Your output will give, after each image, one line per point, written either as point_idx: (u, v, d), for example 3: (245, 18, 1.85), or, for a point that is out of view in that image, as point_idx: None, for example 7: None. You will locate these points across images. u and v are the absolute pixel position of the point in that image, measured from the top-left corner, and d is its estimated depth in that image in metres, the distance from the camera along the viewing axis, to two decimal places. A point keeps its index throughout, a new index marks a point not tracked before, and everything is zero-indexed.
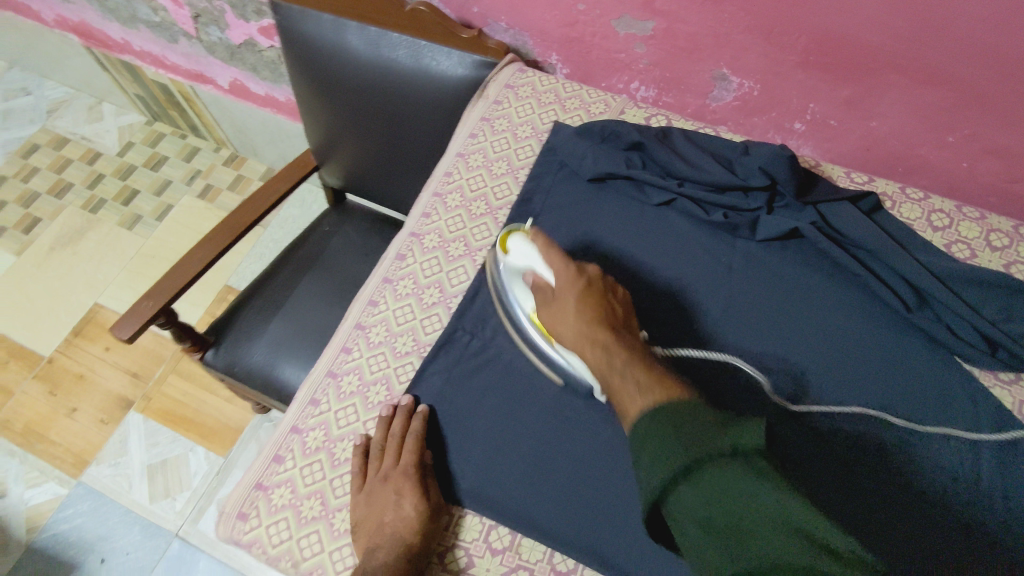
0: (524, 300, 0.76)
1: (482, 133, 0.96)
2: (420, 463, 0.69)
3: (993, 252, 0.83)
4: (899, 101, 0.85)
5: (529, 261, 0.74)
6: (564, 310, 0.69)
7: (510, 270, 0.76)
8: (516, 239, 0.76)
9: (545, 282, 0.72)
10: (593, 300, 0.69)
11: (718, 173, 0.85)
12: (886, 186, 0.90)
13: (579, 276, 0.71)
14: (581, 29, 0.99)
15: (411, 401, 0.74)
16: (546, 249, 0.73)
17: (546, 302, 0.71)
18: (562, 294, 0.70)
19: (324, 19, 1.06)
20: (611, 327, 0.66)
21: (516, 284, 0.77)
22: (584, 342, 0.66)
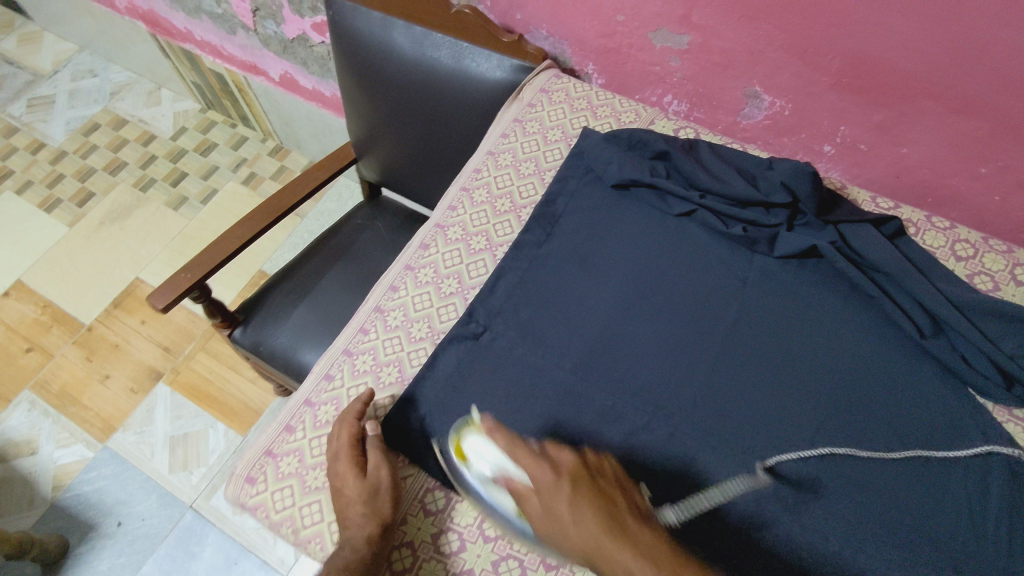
0: (501, 498, 0.63)
1: (513, 134, 0.98)
2: (355, 438, 0.72)
3: (1017, 287, 0.82)
4: (933, 129, 0.85)
5: (501, 462, 0.63)
6: (565, 523, 0.57)
7: (478, 478, 0.65)
8: (469, 438, 0.66)
9: (521, 485, 0.61)
10: (589, 495, 0.58)
11: (740, 187, 0.86)
12: (912, 214, 0.89)
13: (560, 479, 0.60)
14: (618, 40, 1.01)
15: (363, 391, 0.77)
16: (518, 446, 0.63)
17: (531, 515, 0.60)
18: (550, 500, 0.59)
19: (373, 17, 1.10)
20: (616, 523, 0.56)
21: (494, 491, 0.64)
22: (597, 557, 0.55)
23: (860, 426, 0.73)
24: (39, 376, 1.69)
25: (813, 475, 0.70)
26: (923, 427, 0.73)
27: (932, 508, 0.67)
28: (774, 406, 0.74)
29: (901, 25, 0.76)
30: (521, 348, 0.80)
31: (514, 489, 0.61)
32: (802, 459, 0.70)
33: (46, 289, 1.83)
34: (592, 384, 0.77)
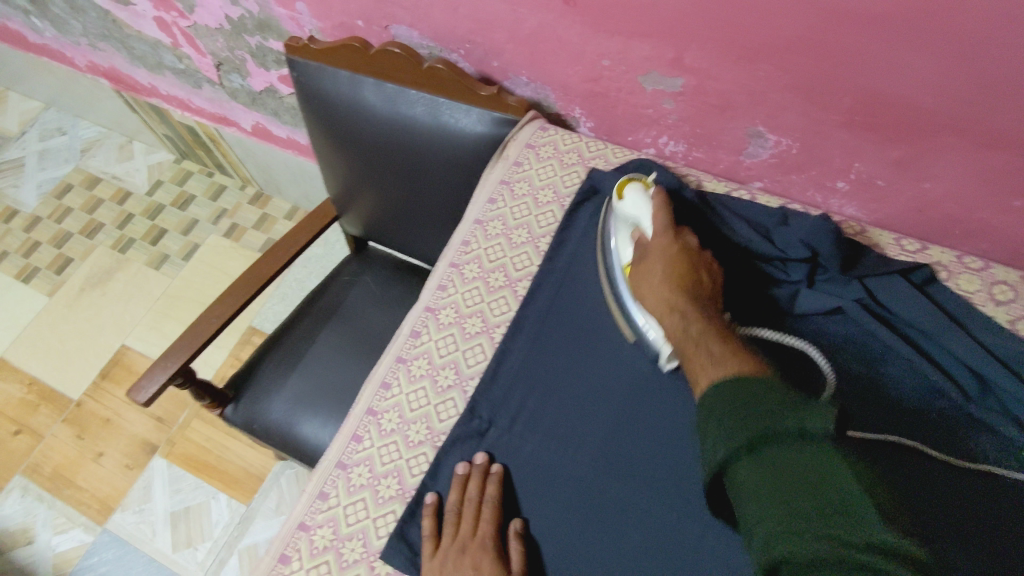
0: (627, 248, 0.78)
1: (501, 198, 0.91)
2: (497, 533, 0.68)
3: None
4: (958, 163, 0.78)
5: (636, 216, 0.79)
6: (649, 274, 0.73)
7: (619, 222, 0.81)
8: (632, 188, 0.80)
9: (643, 236, 0.77)
10: (679, 258, 0.72)
11: (754, 243, 0.79)
12: (941, 255, 0.82)
13: (675, 239, 0.75)
14: (605, 84, 0.93)
15: (486, 460, 0.73)
16: (654, 207, 0.78)
17: (640, 260, 0.75)
18: (650, 254, 0.74)
19: (341, 75, 1.03)
20: (695, 298, 0.69)
21: (624, 245, 0.79)
22: (663, 308, 0.69)
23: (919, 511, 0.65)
24: (29, 459, 1.62)
25: None
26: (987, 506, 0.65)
27: None
28: None
29: (917, 60, 0.69)
30: (531, 445, 0.73)
31: (643, 250, 0.76)
32: None
33: (30, 364, 1.76)
34: (612, 482, 0.70)
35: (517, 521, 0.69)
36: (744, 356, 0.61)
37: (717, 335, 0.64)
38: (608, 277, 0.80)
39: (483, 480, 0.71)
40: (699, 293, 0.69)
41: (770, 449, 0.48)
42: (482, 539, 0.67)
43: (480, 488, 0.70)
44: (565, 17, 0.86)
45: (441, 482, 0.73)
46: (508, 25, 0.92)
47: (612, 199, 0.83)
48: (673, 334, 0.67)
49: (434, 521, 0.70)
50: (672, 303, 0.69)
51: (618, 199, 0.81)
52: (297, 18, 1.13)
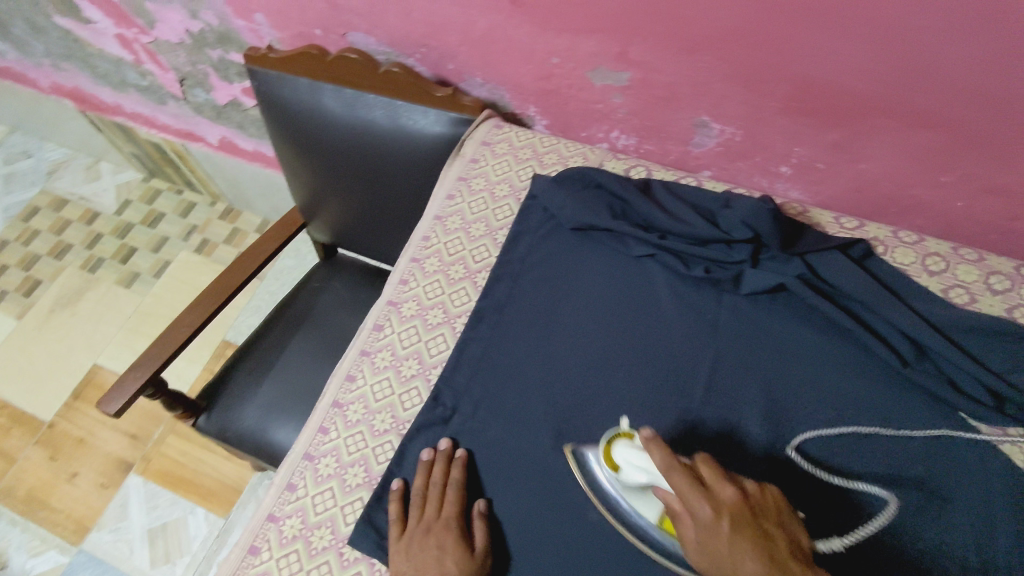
0: (648, 500, 0.65)
1: (459, 194, 0.94)
2: (462, 514, 0.69)
3: (995, 297, 0.79)
4: (890, 143, 0.82)
5: (648, 471, 0.62)
6: (730, 573, 0.51)
7: (624, 490, 0.66)
8: (620, 447, 0.65)
9: (667, 506, 0.58)
10: (750, 533, 0.52)
11: (699, 225, 0.83)
12: (878, 231, 0.86)
13: (720, 514, 0.53)
14: (556, 82, 0.97)
15: (450, 445, 0.74)
16: (670, 460, 0.56)
17: (697, 551, 0.54)
18: (711, 545, 0.53)
19: (300, 83, 1.05)
20: (775, 559, 0.51)
21: (636, 500, 0.65)
22: None
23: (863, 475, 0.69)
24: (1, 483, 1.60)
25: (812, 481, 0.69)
26: (922, 465, 0.69)
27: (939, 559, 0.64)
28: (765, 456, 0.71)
29: (843, 46, 0.73)
30: (494, 429, 0.75)
31: (669, 509, 0.56)
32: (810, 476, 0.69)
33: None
34: None
35: (482, 502, 0.71)
36: None
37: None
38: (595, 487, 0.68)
39: (447, 465, 0.73)
40: (780, 551, 0.52)
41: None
42: (447, 521, 0.68)
43: (445, 473, 0.72)
44: (514, 18, 0.89)
45: (407, 468, 0.74)
46: (461, 27, 0.95)
47: (606, 471, 0.66)
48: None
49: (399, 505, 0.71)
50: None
51: (613, 473, 0.66)
52: (256, 29, 1.16)
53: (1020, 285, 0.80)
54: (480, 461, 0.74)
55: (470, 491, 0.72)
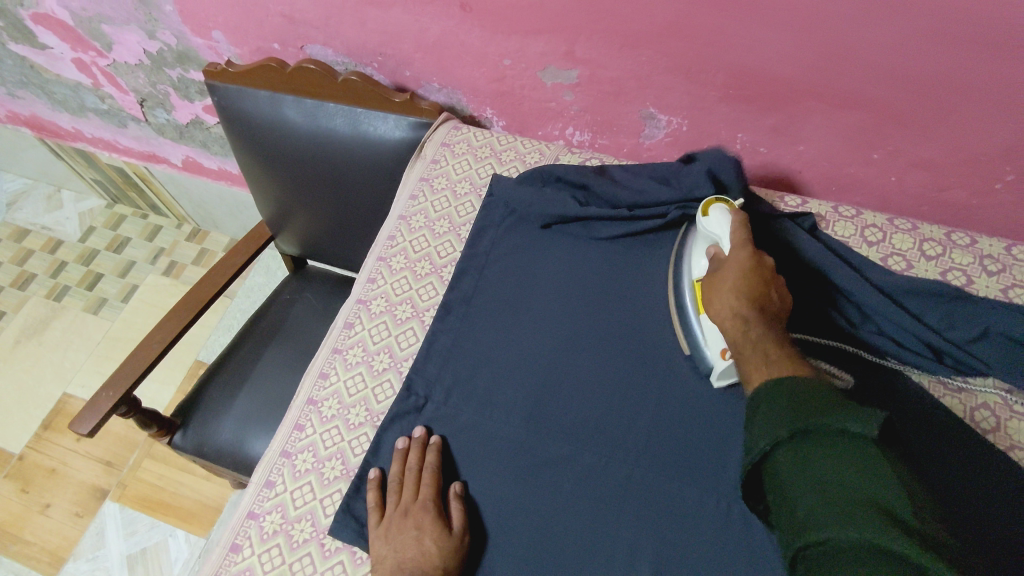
0: (700, 261, 0.77)
1: (422, 194, 0.97)
2: (438, 495, 0.71)
3: (928, 262, 0.85)
4: (823, 125, 0.87)
5: (716, 234, 0.75)
6: (723, 280, 0.70)
7: (698, 237, 0.79)
8: (717, 207, 0.77)
9: (717, 250, 0.74)
10: (755, 273, 0.68)
11: (659, 195, 0.86)
12: (820, 207, 0.91)
13: (754, 254, 0.70)
14: (510, 83, 1.01)
15: (423, 433, 0.76)
16: (733, 227, 0.73)
17: (711, 278, 0.72)
18: (724, 265, 0.71)
19: (260, 95, 1.08)
20: (762, 305, 0.66)
21: (695, 257, 0.78)
22: (728, 319, 0.68)
23: None
24: None
25: None
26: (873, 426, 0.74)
27: None
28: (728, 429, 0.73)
29: (770, 35, 0.78)
30: (467, 416, 0.78)
31: (715, 258, 0.74)
32: None
33: None
34: (542, 438, 0.75)
35: (457, 484, 0.73)
36: (804, 366, 0.59)
37: (773, 342, 0.63)
38: (680, 254, 0.82)
39: (422, 451, 0.75)
40: (769, 307, 0.66)
41: (804, 435, 0.51)
42: (423, 503, 0.70)
43: (420, 458, 0.74)
44: (465, 23, 0.93)
45: (383, 458, 0.76)
46: (415, 34, 0.99)
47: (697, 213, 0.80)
48: (738, 344, 0.65)
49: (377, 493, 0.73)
50: (733, 312, 0.67)
51: (703, 217, 0.78)
52: (215, 47, 1.18)
53: (951, 250, 0.86)
54: (454, 446, 0.76)
55: (444, 475, 0.74)
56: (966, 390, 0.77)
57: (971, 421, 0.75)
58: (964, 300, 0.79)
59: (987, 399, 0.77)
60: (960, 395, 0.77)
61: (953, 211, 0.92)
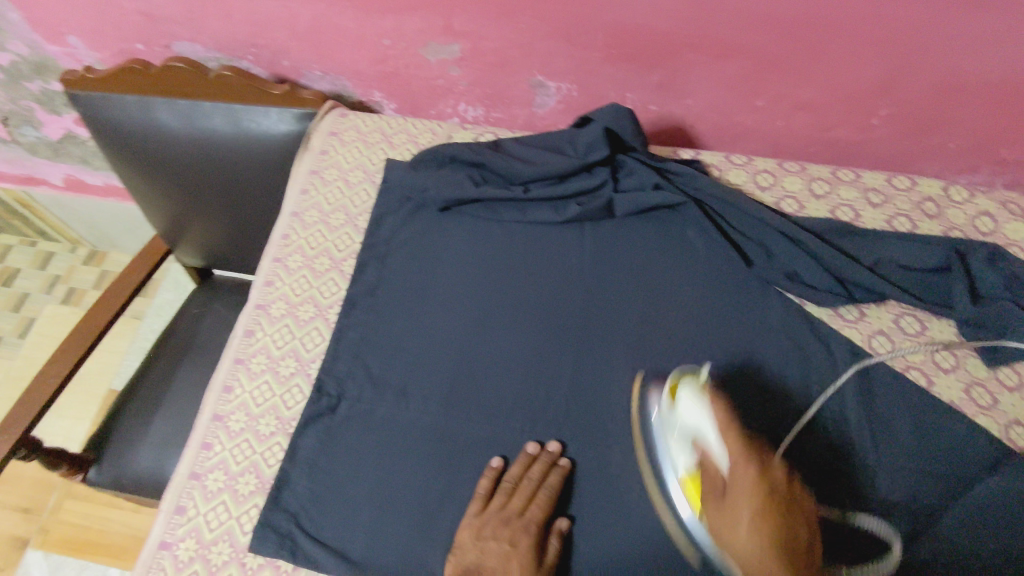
0: (682, 457, 0.63)
1: (313, 187, 0.92)
2: (540, 519, 0.68)
3: (818, 202, 0.87)
4: (705, 77, 0.88)
5: (697, 427, 0.62)
6: (733, 531, 0.56)
7: (667, 431, 0.65)
8: (685, 392, 0.65)
9: (714, 465, 0.60)
10: (773, 504, 0.56)
11: (554, 163, 0.86)
12: (712, 157, 0.92)
13: (762, 478, 0.58)
14: (393, 64, 0.97)
15: (553, 449, 0.72)
16: (724, 420, 0.62)
17: (713, 491, 0.59)
18: (734, 502, 0.57)
19: (127, 99, 1.00)
20: (779, 537, 0.54)
21: (672, 443, 0.64)
22: (749, 562, 0.54)
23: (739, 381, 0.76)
24: None
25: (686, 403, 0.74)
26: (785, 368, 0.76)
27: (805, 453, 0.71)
28: (639, 389, 0.76)
29: None
30: (383, 407, 0.76)
31: (709, 488, 0.59)
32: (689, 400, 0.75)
33: None
34: (462, 421, 0.75)
35: (565, 521, 0.69)
36: None
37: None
38: (649, 445, 0.68)
39: (550, 467, 0.71)
40: (786, 514, 0.56)
41: None
42: (512, 518, 0.68)
43: (552, 472, 0.70)
44: (335, 4, 0.89)
45: (300, 464, 0.73)
46: (285, 22, 0.94)
47: (663, 403, 0.67)
48: (744, 553, 0.55)
49: (516, 480, 0.70)
50: (750, 556, 0.54)
51: (670, 409, 0.66)
52: (72, 53, 1.09)
53: (837, 187, 0.89)
54: (373, 440, 0.74)
55: (562, 498, 0.71)
56: (863, 318, 0.80)
57: (871, 347, 0.78)
58: (851, 235, 0.84)
59: (883, 325, 0.80)
60: (858, 324, 0.80)
61: (838, 149, 0.95)
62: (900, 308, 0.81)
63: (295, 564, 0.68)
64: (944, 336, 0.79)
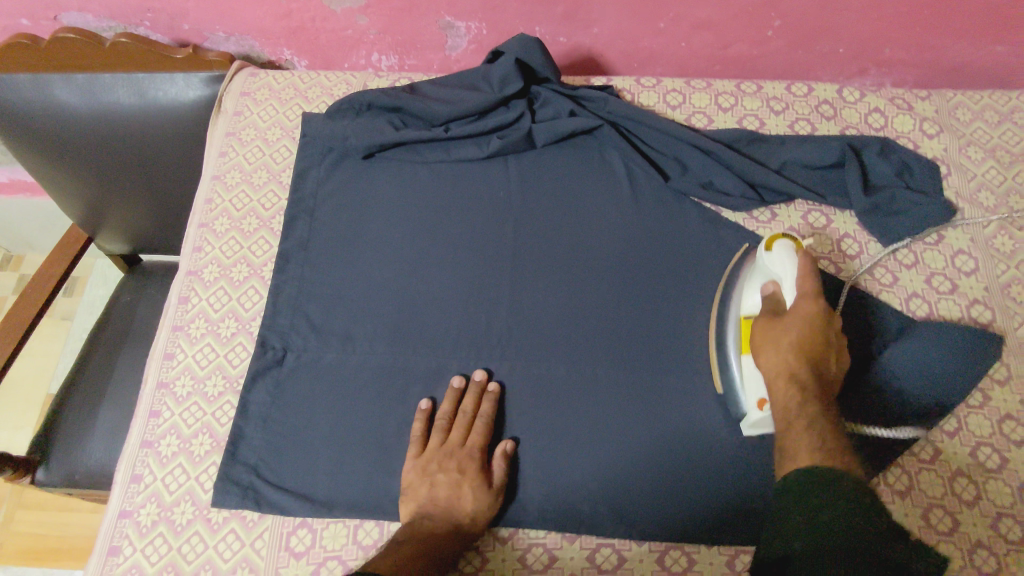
0: (751, 297, 0.70)
1: (231, 149, 0.91)
2: (483, 445, 0.70)
3: (725, 114, 0.92)
4: (608, 4, 0.90)
5: (779, 275, 0.66)
6: (773, 346, 0.63)
7: (757, 272, 0.70)
8: (782, 243, 0.67)
9: (782, 298, 0.66)
10: (817, 338, 0.62)
11: (471, 100, 0.87)
12: (623, 82, 0.94)
13: (825, 308, 0.63)
14: (298, 18, 0.96)
15: (483, 378, 0.74)
16: (804, 262, 0.65)
17: (768, 319, 0.65)
18: (790, 318, 0.63)
19: (21, 81, 0.96)
20: (812, 366, 0.61)
21: (749, 286, 0.71)
22: (779, 365, 0.62)
23: (667, 288, 0.81)
24: None
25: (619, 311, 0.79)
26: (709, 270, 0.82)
27: None
28: (572, 305, 0.80)
29: None
30: (331, 354, 0.77)
31: (772, 301, 0.66)
32: (622, 310, 0.79)
33: None
34: (409, 356, 0.77)
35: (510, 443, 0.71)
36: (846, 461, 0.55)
37: (812, 393, 0.60)
38: (727, 287, 0.75)
39: (479, 397, 0.73)
40: (825, 367, 0.62)
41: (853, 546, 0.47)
42: (454, 450, 0.70)
43: (479, 405, 0.73)
44: None
45: (252, 419, 0.74)
46: None
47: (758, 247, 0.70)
48: (776, 372, 0.62)
49: (449, 415, 0.72)
50: (783, 366, 0.62)
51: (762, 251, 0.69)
52: None
53: (743, 99, 0.93)
54: (324, 386, 0.76)
55: (496, 424, 0.73)
56: (775, 218, 0.86)
57: None
58: (758, 141, 0.89)
59: (793, 223, 0.85)
60: (770, 224, 0.85)
61: (740, 65, 1.00)
62: (807, 205, 0.86)
63: (260, 512, 0.69)
64: (847, 226, 0.85)
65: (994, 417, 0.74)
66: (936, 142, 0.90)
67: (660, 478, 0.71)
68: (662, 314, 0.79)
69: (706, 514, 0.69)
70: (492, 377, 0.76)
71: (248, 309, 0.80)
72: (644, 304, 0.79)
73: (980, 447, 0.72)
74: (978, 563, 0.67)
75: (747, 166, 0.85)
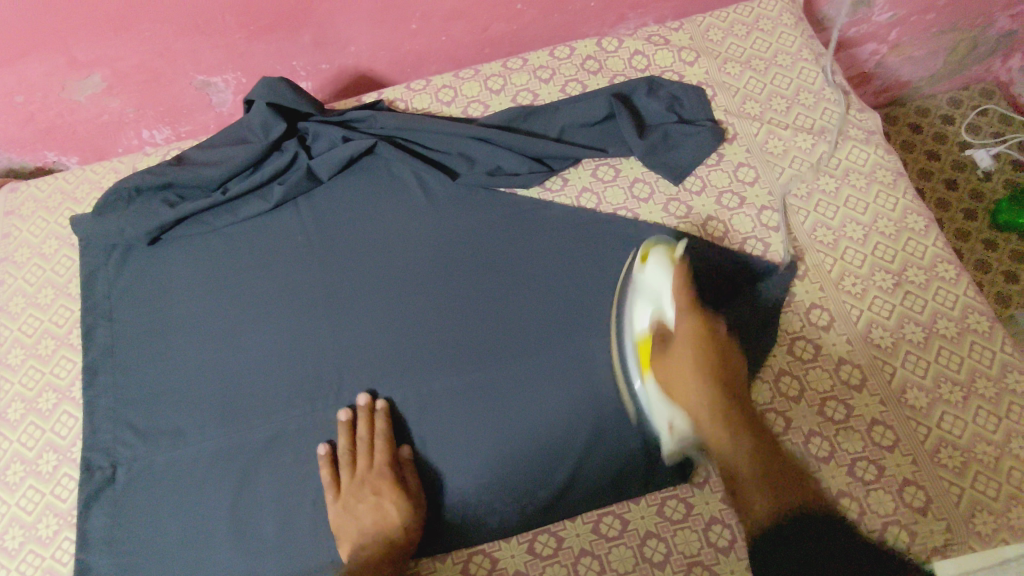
0: (639, 319, 0.69)
1: (8, 275, 0.86)
2: (392, 460, 0.71)
3: (499, 96, 0.93)
4: (350, 21, 0.89)
5: (659, 289, 0.69)
6: (687, 389, 0.64)
7: (638, 292, 0.70)
8: (653, 256, 0.71)
9: (666, 315, 0.68)
10: (710, 351, 0.64)
11: (240, 155, 0.84)
12: (394, 92, 0.94)
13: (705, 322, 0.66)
14: (44, 119, 0.91)
15: (369, 399, 0.75)
16: (681, 286, 0.67)
17: (663, 351, 0.66)
18: (677, 343, 0.66)
19: None
20: (731, 414, 0.62)
21: (632, 308, 0.71)
22: (704, 420, 0.62)
23: (482, 281, 0.82)
24: None
25: (440, 319, 0.81)
26: (517, 252, 0.84)
27: (558, 320, 0.79)
28: (395, 326, 0.80)
29: None
30: (163, 453, 0.75)
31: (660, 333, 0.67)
32: (443, 317, 0.81)
33: None
34: (245, 430, 0.75)
35: (406, 447, 0.73)
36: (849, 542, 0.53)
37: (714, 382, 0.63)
38: (616, 314, 0.74)
39: (371, 418, 0.74)
40: (743, 418, 0.62)
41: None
42: (366, 478, 0.70)
43: (370, 427, 0.74)
44: None
45: (95, 547, 0.71)
46: None
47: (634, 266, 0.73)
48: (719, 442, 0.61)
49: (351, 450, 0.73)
50: (714, 430, 0.62)
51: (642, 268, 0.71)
52: None
53: (511, 77, 0.94)
54: (165, 487, 0.73)
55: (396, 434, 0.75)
56: (567, 183, 0.88)
57: (581, 203, 0.87)
58: (534, 114, 0.90)
59: (585, 182, 0.88)
60: (564, 191, 0.87)
61: (507, 43, 1.01)
62: (595, 162, 0.89)
63: None
64: (635, 171, 0.88)
65: (801, 311, 0.79)
66: (697, 68, 0.94)
67: (516, 467, 0.73)
68: (481, 309, 0.81)
69: (564, 488, 0.72)
70: (378, 396, 0.77)
71: (65, 437, 0.76)
72: (463, 305, 0.81)
73: (794, 343, 0.77)
74: (815, 451, 0.71)
75: (526, 143, 0.86)
